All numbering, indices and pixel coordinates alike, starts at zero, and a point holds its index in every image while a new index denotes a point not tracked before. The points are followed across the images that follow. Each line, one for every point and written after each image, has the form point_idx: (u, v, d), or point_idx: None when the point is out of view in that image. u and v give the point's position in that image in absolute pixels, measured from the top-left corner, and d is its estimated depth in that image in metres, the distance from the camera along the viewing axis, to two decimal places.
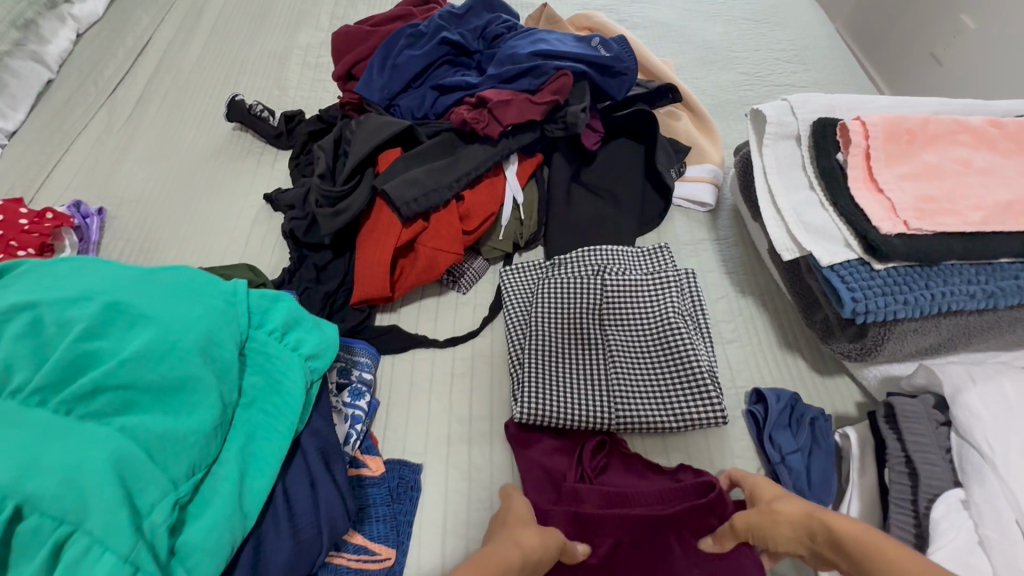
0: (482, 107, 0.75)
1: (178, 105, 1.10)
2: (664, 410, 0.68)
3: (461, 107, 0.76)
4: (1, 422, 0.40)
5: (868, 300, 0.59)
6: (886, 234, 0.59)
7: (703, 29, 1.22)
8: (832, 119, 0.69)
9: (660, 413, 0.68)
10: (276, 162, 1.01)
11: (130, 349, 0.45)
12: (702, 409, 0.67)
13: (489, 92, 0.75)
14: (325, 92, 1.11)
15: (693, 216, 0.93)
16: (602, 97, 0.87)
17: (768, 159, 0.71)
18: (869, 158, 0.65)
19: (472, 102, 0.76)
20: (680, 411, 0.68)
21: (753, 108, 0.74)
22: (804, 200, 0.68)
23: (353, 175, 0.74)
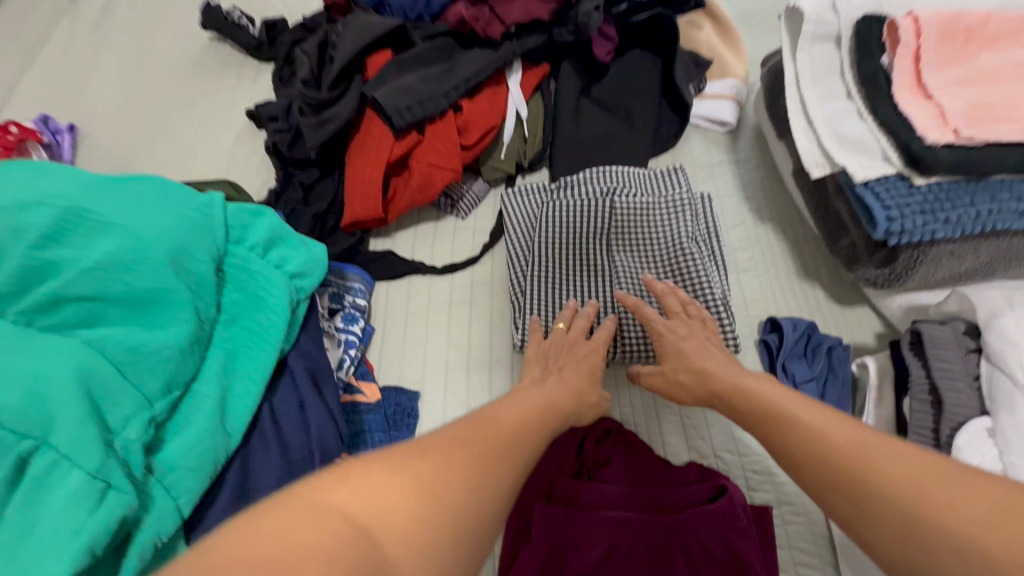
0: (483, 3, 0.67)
1: (148, 12, 1.00)
2: None
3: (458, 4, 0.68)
4: None
5: (905, 218, 0.53)
6: (931, 145, 0.53)
7: None
8: (879, 15, 0.61)
9: None
10: (259, 76, 0.92)
11: (91, 259, 0.41)
12: None
13: None
14: None
15: (712, 137, 0.86)
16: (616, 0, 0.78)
17: (801, 66, 0.63)
18: (919, 60, 0.57)
19: None
20: None
21: (787, 6, 0.65)
22: (839, 109, 0.61)
23: (339, 81, 0.67)
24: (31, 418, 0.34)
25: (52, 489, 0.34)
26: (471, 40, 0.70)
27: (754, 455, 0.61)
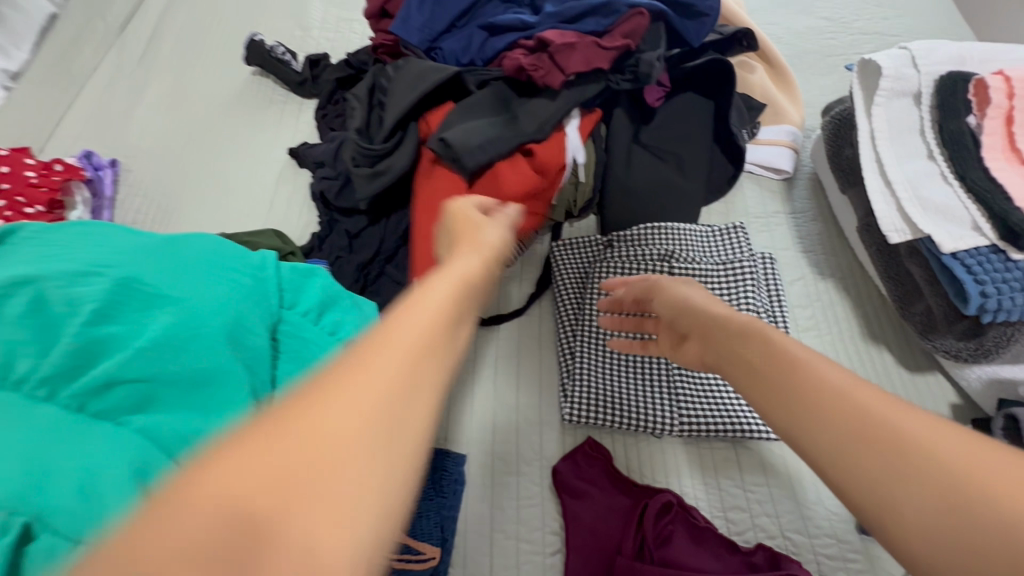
0: (541, 51, 0.65)
1: (193, 46, 1.00)
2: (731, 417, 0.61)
3: (515, 52, 0.66)
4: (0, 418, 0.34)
5: (1002, 296, 0.50)
6: None
7: None
8: (964, 73, 0.58)
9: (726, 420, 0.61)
10: (301, 112, 0.92)
11: (149, 336, 0.38)
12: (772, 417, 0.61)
13: (551, 33, 0.64)
14: (351, 33, 1.00)
15: (765, 185, 0.82)
16: (675, 43, 0.76)
17: (878, 121, 0.60)
18: (1012, 121, 0.54)
19: (529, 46, 0.66)
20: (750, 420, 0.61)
21: (862, 58, 0.62)
22: (922, 171, 0.57)
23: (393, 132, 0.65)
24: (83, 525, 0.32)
25: None
26: (529, 87, 0.67)
27: (828, 540, 0.56)
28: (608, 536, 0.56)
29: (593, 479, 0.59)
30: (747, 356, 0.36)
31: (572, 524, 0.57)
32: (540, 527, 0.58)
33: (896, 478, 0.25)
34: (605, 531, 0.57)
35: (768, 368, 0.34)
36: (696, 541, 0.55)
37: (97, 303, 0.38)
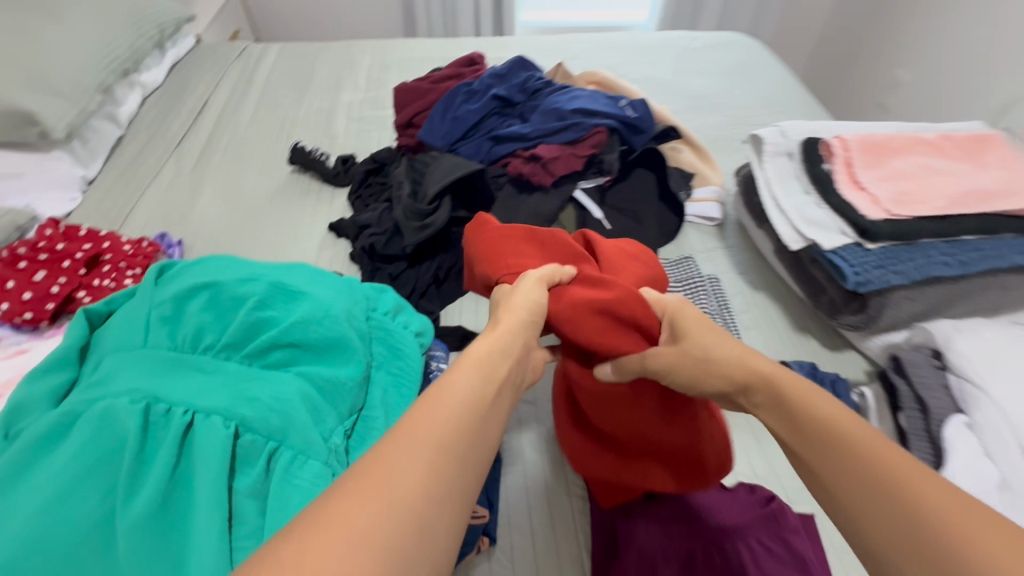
0: (535, 161, 0.92)
1: (240, 154, 1.24)
2: None
3: (516, 161, 0.93)
4: (202, 369, 0.49)
5: (867, 273, 0.72)
6: (872, 220, 0.74)
7: (689, 83, 1.44)
8: (815, 138, 0.87)
9: None
10: (335, 197, 1.14)
11: (295, 316, 0.55)
12: None
13: (541, 149, 0.91)
14: (371, 139, 1.26)
15: (704, 229, 1.08)
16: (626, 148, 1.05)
17: (769, 172, 0.87)
18: (851, 165, 0.81)
19: (526, 156, 0.93)
20: None
21: (752, 134, 0.91)
22: (803, 201, 0.82)
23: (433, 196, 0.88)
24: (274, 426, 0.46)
25: (295, 477, 0.44)
26: (527, 183, 0.92)
27: (790, 474, 0.72)
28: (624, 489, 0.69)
29: None
30: (803, 422, 0.44)
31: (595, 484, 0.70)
32: (566, 489, 0.71)
33: (921, 564, 0.34)
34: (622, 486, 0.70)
35: (824, 438, 0.42)
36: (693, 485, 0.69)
37: (259, 296, 0.55)
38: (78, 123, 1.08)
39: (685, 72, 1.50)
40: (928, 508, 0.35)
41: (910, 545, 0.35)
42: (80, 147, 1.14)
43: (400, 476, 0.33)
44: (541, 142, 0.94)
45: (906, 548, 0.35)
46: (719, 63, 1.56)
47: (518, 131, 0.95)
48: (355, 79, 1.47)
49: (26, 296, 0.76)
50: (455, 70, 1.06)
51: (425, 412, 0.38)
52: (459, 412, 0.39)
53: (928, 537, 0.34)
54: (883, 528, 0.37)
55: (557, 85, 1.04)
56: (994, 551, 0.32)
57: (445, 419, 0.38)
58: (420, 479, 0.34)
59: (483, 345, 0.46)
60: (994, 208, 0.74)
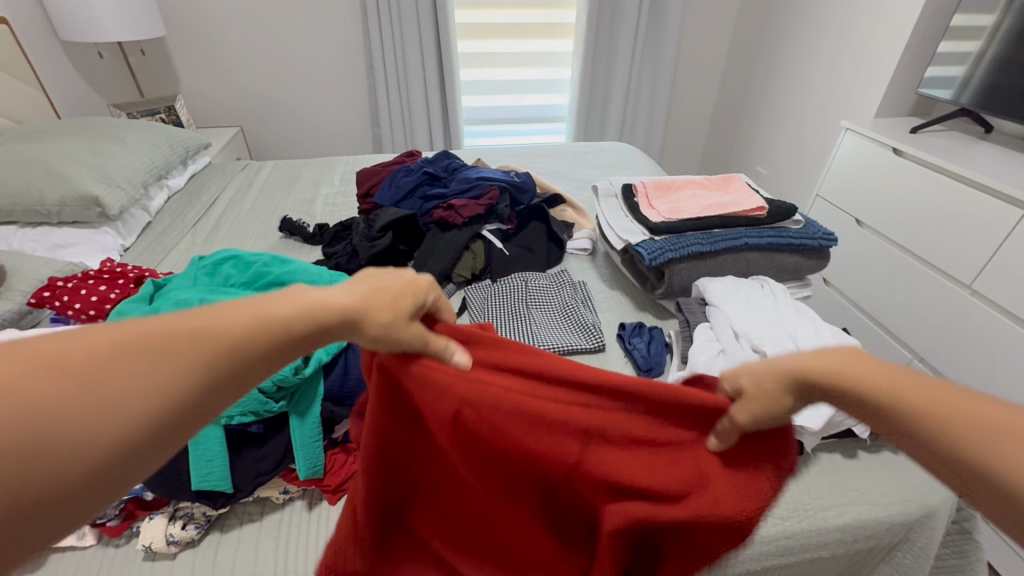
0: (451, 209, 1.37)
1: (240, 230, 1.66)
2: (565, 339, 1.09)
3: (439, 210, 1.37)
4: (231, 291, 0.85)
5: (653, 253, 1.13)
6: (656, 223, 1.19)
7: (578, 178, 2.00)
8: (631, 185, 1.35)
9: (564, 341, 1.08)
10: (312, 252, 1.54)
11: (286, 269, 0.92)
12: (587, 335, 1.10)
13: (455, 201, 1.37)
14: (341, 216, 1.71)
15: (581, 258, 1.49)
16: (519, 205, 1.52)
17: (604, 208, 1.34)
18: (648, 197, 1.29)
19: (445, 207, 1.38)
20: (572, 340, 1.09)
21: (595, 186, 1.39)
22: (622, 220, 1.28)
23: (382, 229, 1.29)
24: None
25: None
26: (446, 226, 1.36)
27: None
28: None
29: None
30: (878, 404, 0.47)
31: None
32: None
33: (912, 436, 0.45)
34: None
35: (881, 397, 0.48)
36: None
37: (265, 261, 0.92)
38: (126, 206, 1.49)
39: (577, 172, 2.07)
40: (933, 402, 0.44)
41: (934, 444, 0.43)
42: (122, 225, 1.54)
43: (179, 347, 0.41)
44: (455, 197, 1.40)
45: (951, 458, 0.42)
46: (603, 165, 2.16)
47: (439, 194, 1.41)
48: (332, 181, 1.97)
49: (92, 299, 1.09)
50: (400, 159, 1.55)
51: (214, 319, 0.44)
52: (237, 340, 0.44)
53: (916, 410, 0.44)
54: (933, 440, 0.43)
55: (469, 166, 1.54)
56: (964, 415, 0.41)
57: (219, 338, 0.43)
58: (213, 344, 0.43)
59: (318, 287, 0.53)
60: (728, 213, 1.20)
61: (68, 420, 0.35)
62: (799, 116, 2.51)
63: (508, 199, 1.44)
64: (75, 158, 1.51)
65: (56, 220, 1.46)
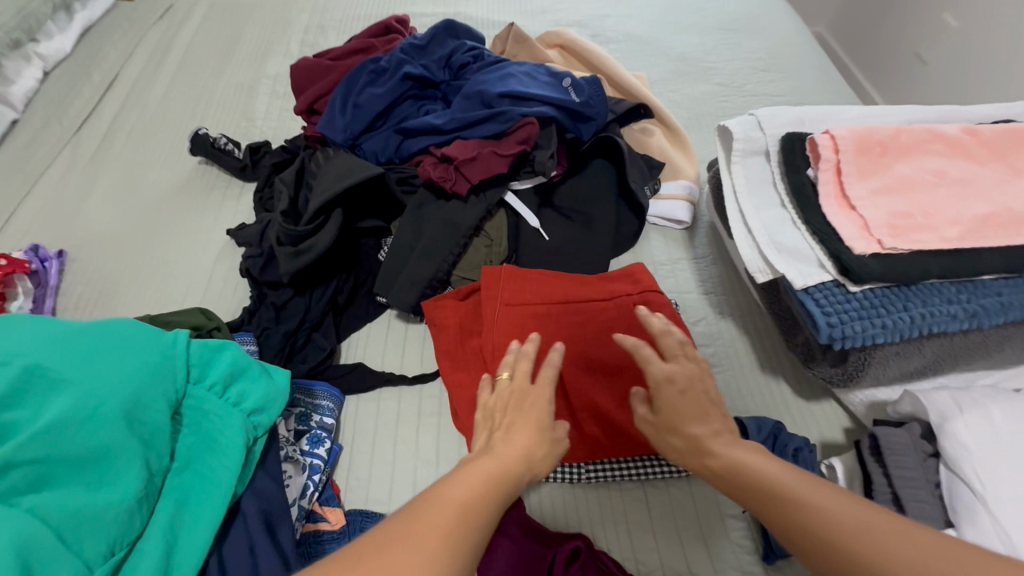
0: (448, 162, 0.76)
1: (144, 139, 1.09)
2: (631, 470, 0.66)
3: (427, 161, 0.77)
4: None
5: (845, 325, 0.55)
6: (860, 254, 0.56)
7: (675, 42, 1.23)
8: (800, 133, 0.66)
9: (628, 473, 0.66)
10: (243, 195, 0.99)
11: (45, 420, 0.45)
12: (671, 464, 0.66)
13: (455, 148, 0.75)
14: (292, 121, 1.10)
15: (669, 234, 0.90)
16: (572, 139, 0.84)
17: (737, 177, 0.68)
18: (840, 173, 0.62)
19: (439, 155, 0.76)
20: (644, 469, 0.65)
21: (719, 124, 0.71)
22: (775, 218, 0.64)
23: (318, 214, 0.72)
24: (3, 557, 0.38)
25: None
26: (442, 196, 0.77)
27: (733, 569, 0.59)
28: None
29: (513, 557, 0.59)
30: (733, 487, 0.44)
31: None
32: None
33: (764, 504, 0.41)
34: None
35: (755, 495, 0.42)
36: None
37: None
38: None
39: (674, 27, 1.28)
40: (900, 544, 0.35)
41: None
42: None
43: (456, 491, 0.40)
44: (457, 137, 0.77)
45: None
46: (718, 13, 1.32)
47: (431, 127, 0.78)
48: (286, 43, 1.28)
49: None
50: (364, 41, 0.87)
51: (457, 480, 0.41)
52: (472, 496, 0.40)
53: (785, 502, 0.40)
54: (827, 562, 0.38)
55: (489, 56, 0.85)
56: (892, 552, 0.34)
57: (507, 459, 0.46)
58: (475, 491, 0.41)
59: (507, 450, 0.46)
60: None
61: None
62: None
63: (557, 139, 0.79)
64: None
65: None
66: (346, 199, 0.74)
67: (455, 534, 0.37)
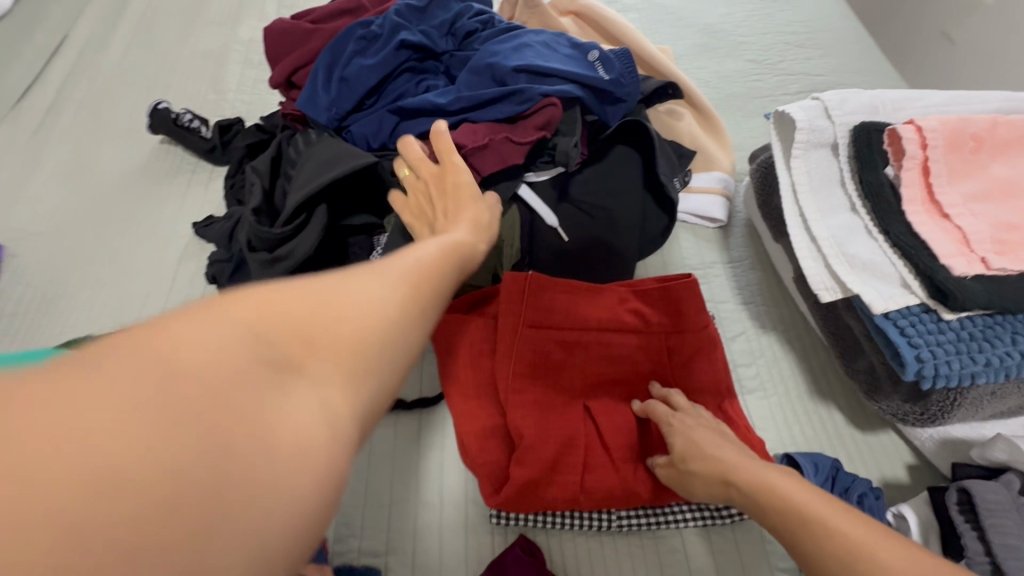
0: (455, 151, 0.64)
1: (96, 112, 0.95)
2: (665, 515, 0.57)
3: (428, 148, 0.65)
4: None
5: (939, 360, 0.46)
6: (959, 275, 0.47)
7: (701, 12, 1.10)
8: (877, 123, 0.56)
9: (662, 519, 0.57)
10: (212, 180, 0.86)
11: None
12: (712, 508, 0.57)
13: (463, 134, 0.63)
14: (269, 95, 0.96)
15: (701, 233, 0.79)
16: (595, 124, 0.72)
17: (798, 174, 0.57)
18: (928, 173, 0.52)
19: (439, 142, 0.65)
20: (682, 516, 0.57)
21: (776, 110, 0.60)
22: (844, 226, 0.54)
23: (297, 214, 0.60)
24: None
25: None
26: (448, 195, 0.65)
27: None
28: None
29: None
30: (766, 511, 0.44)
31: None
32: None
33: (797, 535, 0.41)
34: None
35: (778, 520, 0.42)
36: None
37: None
38: None
39: None
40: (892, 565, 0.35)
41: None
42: None
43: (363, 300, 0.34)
44: (464, 120, 0.66)
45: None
46: None
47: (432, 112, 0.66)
48: (262, 4, 1.13)
49: None
50: (352, 0, 0.73)
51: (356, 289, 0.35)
52: (384, 304, 0.35)
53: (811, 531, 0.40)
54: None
55: (501, 23, 0.72)
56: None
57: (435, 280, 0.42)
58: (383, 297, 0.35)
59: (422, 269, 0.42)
60: None
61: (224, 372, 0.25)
62: None
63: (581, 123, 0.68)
64: None
65: None
66: (332, 194, 0.62)
67: (367, 347, 0.32)
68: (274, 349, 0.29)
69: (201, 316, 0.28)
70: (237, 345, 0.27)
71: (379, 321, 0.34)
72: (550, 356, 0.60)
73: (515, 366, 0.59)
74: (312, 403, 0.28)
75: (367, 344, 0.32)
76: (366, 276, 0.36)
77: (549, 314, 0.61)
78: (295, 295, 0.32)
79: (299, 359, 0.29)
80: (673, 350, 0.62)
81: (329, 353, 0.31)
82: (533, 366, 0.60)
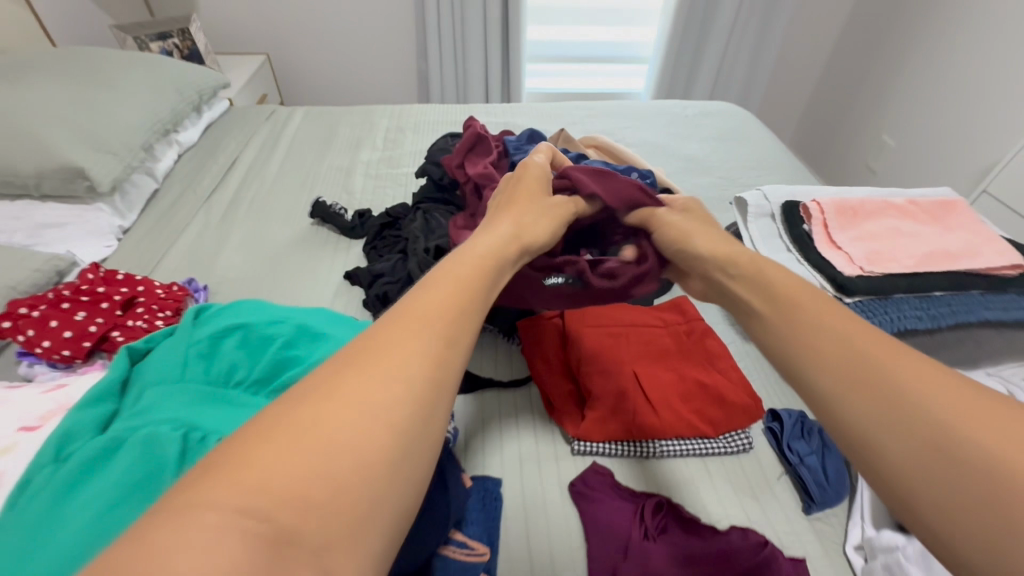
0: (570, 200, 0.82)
1: (264, 206, 1.34)
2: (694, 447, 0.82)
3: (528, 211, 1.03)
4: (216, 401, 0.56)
5: None
6: (849, 276, 0.80)
7: (682, 147, 1.57)
8: (795, 202, 0.94)
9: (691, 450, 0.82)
10: (350, 248, 1.22)
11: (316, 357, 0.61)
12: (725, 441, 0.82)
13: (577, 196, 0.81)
14: (386, 195, 1.37)
15: None
16: None
17: (753, 231, 0.94)
18: (827, 227, 0.88)
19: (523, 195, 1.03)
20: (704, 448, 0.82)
21: (736, 197, 0.99)
22: (784, 258, 0.89)
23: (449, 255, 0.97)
24: None
25: None
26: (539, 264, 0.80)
27: (783, 521, 0.74)
28: (622, 540, 0.70)
29: (610, 513, 0.74)
30: (914, 432, 0.41)
31: (592, 542, 0.71)
32: (566, 532, 0.74)
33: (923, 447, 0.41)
34: (619, 540, 0.70)
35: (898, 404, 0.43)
36: (686, 527, 0.72)
37: (286, 337, 0.62)
38: (123, 179, 1.19)
39: (680, 136, 1.64)
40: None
41: (915, 448, 0.41)
42: (121, 200, 1.24)
43: (368, 388, 0.41)
44: None
45: (955, 499, 0.38)
46: (712, 128, 1.70)
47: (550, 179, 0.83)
48: (373, 140, 1.60)
49: (65, 334, 0.83)
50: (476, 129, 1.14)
51: (358, 383, 0.42)
52: (397, 377, 0.43)
53: (873, 372, 0.46)
54: (880, 434, 0.43)
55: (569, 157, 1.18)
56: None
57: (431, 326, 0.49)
58: (397, 361, 0.44)
59: (419, 305, 0.50)
60: (961, 268, 0.80)
61: (296, 473, 0.35)
62: (969, 75, 1.87)
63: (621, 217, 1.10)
64: (51, 112, 1.17)
65: (37, 194, 1.15)
66: None
67: (386, 411, 0.41)
68: (269, 512, 0.33)
69: (186, 508, 0.31)
70: (229, 533, 0.31)
71: (371, 435, 0.39)
72: (606, 342, 0.91)
73: (584, 349, 0.90)
74: (310, 563, 0.33)
75: (378, 444, 0.39)
76: (378, 355, 0.44)
77: (604, 321, 0.94)
78: (289, 436, 0.37)
79: (303, 487, 0.35)
80: (690, 343, 0.93)
81: (328, 489, 0.35)
82: (596, 347, 0.90)
